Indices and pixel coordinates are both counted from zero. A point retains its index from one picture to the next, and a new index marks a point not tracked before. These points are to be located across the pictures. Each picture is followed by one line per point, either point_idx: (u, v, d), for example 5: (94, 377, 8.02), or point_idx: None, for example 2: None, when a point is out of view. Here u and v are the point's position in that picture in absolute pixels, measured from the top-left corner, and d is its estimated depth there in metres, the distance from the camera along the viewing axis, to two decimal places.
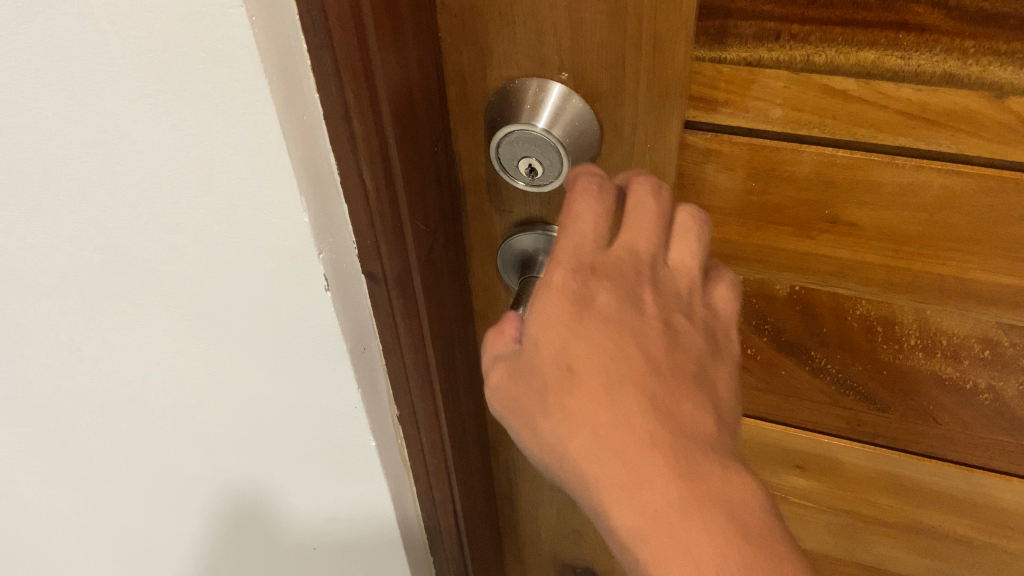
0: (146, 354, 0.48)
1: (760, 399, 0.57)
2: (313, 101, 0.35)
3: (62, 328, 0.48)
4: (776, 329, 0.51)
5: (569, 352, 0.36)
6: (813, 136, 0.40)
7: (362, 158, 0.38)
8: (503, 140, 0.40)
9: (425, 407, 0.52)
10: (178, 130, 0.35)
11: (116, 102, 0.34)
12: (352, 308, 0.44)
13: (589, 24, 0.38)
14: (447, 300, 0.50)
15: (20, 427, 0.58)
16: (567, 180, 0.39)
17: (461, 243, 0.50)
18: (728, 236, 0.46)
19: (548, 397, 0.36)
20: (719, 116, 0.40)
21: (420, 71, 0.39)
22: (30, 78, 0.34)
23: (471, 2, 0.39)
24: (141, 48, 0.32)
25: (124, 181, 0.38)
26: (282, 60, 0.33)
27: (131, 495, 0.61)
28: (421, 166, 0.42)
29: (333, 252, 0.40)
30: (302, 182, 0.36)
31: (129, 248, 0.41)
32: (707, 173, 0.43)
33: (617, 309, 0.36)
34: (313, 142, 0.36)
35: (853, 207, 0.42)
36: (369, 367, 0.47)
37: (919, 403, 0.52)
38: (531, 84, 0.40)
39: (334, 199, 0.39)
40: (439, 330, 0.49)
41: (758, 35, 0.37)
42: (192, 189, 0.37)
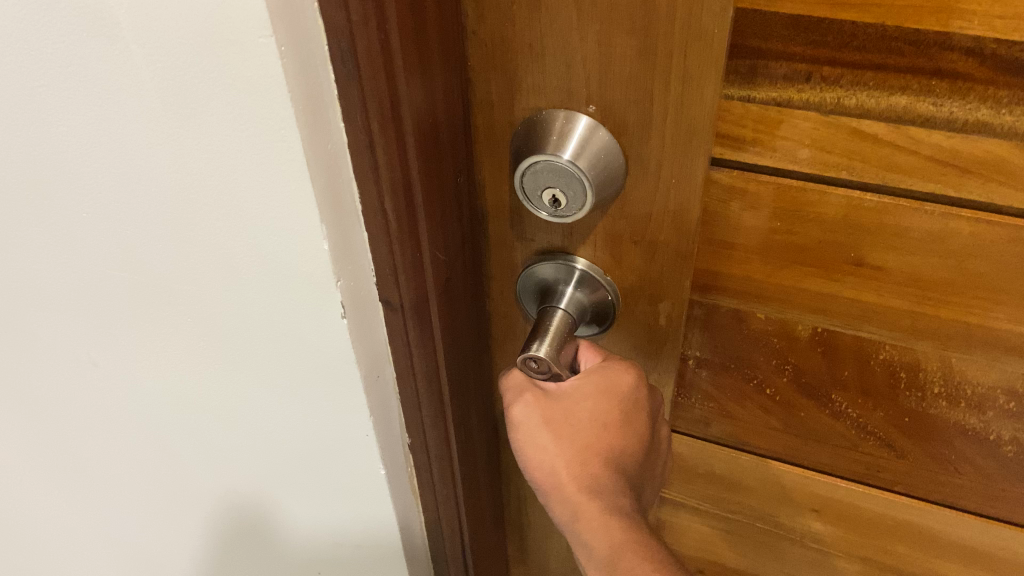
0: (159, 370, 0.48)
1: (777, 440, 0.56)
2: (337, 129, 0.36)
3: (78, 341, 0.48)
4: (797, 369, 0.50)
5: (604, 415, 0.48)
6: (841, 178, 0.39)
7: (384, 186, 0.38)
8: (527, 170, 0.41)
9: (436, 436, 0.52)
10: (202, 152, 0.35)
11: (142, 123, 0.35)
12: (368, 335, 0.44)
13: (619, 59, 0.38)
14: (463, 328, 0.50)
15: (30, 436, 0.58)
16: (603, 305, 0.48)
17: (478, 270, 0.50)
18: (750, 274, 0.46)
19: (569, 428, 0.48)
20: (747, 154, 0.40)
21: (446, 102, 0.39)
22: (58, 94, 0.35)
23: (503, 32, 0.39)
24: (168, 71, 0.32)
25: (146, 201, 0.38)
26: (308, 89, 0.33)
27: (138, 511, 0.61)
28: (443, 196, 0.42)
29: (351, 281, 0.40)
30: (323, 210, 0.36)
31: (146, 265, 0.41)
32: (731, 211, 0.43)
33: (639, 400, 0.49)
34: (337, 169, 0.36)
35: (880, 252, 0.41)
36: (382, 395, 0.47)
37: (941, 453, 0.51)
38: (558, 115, 0.40)
39: (354, 227, 0.39)
40: (455, 357, 0.49)
41: (789, 75, 0.37)
42: (212, 210, 0.37)
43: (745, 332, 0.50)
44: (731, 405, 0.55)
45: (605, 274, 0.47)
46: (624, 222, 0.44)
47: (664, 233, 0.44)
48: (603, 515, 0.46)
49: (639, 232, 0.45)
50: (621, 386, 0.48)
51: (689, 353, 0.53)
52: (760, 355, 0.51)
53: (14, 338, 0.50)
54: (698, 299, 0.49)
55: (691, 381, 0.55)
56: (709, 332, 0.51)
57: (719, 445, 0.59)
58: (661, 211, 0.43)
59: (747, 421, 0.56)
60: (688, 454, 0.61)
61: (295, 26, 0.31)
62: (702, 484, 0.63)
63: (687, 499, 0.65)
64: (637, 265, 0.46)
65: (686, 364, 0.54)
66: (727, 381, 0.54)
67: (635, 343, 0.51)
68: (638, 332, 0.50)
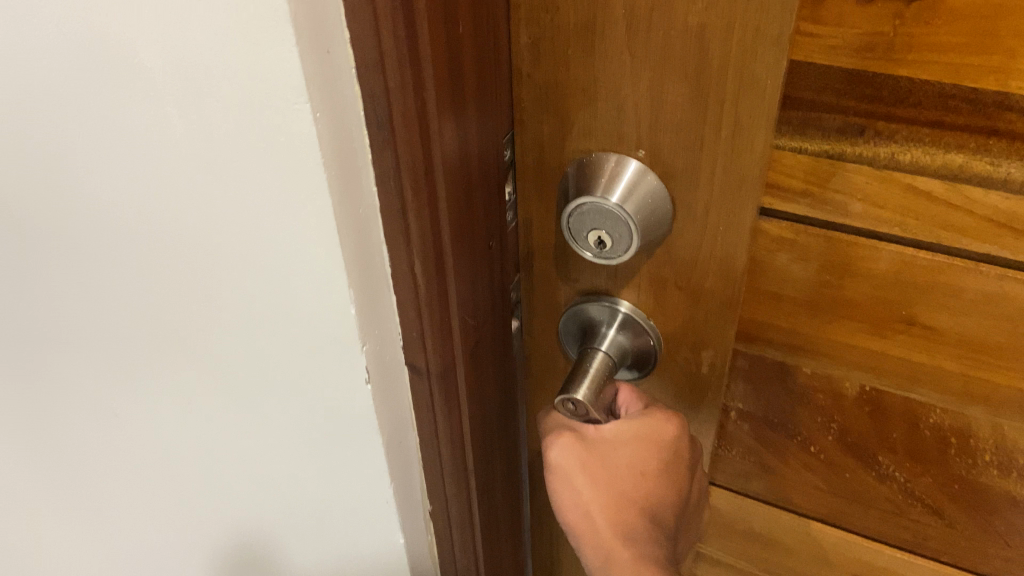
0: (190, 402, 0.49)
1: (821, 500, 0.54)
2: (368, 191, 0.36)
3: (115, 371, 0.49)
4: (842, 428, 0.49)
5: (643, 463, 0.48)
6: (893, 234, 0.39)
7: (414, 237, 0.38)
8: (574, 211, 0.41)
9: (452, 479, 0.51)
10: (240, 194, 0.36)
11: (180, 163, 0.35)
12: (392, 394, 0.45)
13: (670, 106, 0.38)
14: (489, 373, 0.49)
15: (66, 461, 0.59)
16: (643, 350, 0.49)
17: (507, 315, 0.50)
18: (797, 328, 0.45)
19: (607, 475, 0.48)
20: (797, 205, 0.40)
21: (480, 149, 0.40)
22: (105, 130, 0.36)
23: (556, 76, 0.39)
24: (208, 112, 0.33)
25: (182, 239, 0.39)
26: (344, 154, 0.34)
27: (166, 539, 0.62)
28: (474, 256, 0.42)
29: (377, 342, 0.41)
30: (352, 277, 0.37)
31: (182, 300, 0.42)
32: (779, 261, 0.42)
33: (680, 448, 0.49)
34: (367, 232, 0.37)
35: (932, 311, 0.40)
36: (403, 454, 0.48)
37: (990, 523, 0.49)
38: (609, 158, 0.41)
39: (383, 297, 0.41)
40: (477, 404, 0.49)
41: (842, 129, 0.36)
42: (247, 251, 0.38)
43: (790, 386, 0.49)
44: (773, 461, 0.54)
45: (648, 317, 0.47)
46: (669, 265, 0.44)
47: (709, 279, 0.44)
48: (636, 564, 0.48)
49: (684, 277, 0.45)
50: (663, 439, 0.48)
51: (731, 405, 0.52)
52: (804, 412, 0.50)
53: (55, 366, 0.51)
54: (742, 349, 0.48)
55: (732, 434, 0.54)
56: (751, 383, 0.50)
57: (759, 501, 0.57)
58: (707, 257, 0.43)
59: (788, 478, 0.54)
60: (725, 507, 0.59)
61: (331, 90, 0.32)
62: (740, 541, 0.61)
63: (723, 555, 0.63)
64: (680, 310, 0.46)
65: (728, 416, 0.53)
66: (768, 435, 0.52)
67: (676, 389, 0.51)
68: (680, 379, 0.50)
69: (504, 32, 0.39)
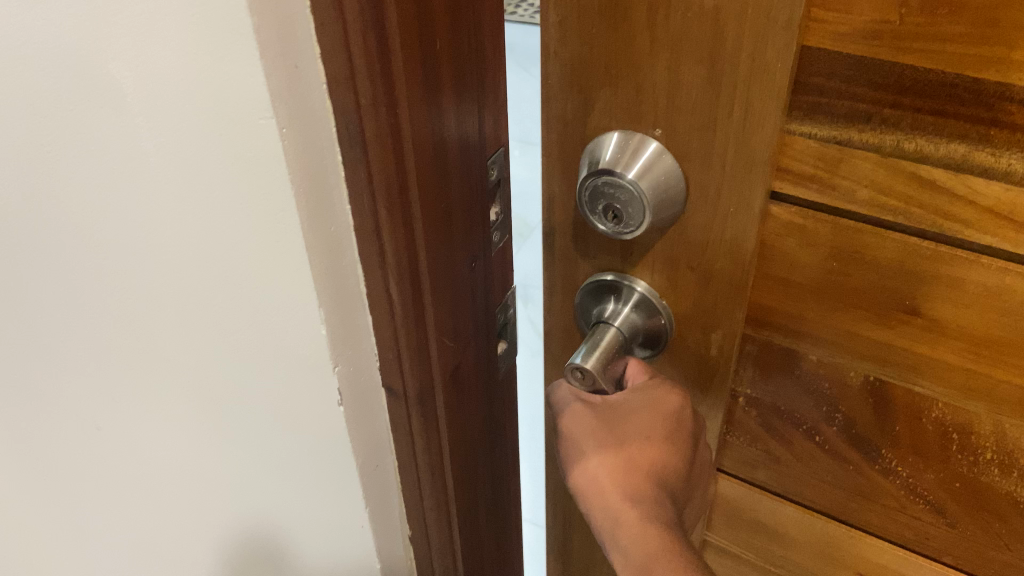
0: (185, 373, 0.50)
1: (825, 492, 0.55)
2: (342, 212, 0.39)
3: (121, 336, 0.51)
4: (847, 419, 0.50)
5: (649, 430, 0.50)
6: (897, 222, 0.40)
7: (382, 217, 0.39)
8: (591, 185, 0.43)
9: (429, 477, 0.52)
10: (230, 175, 0.37)
11: (185, 133, 0.36)
12: (367, 410, 0.47)
13: (686, 86, 0.40)
14: (468, 376, 0.51)
15: (80, 420, 0.61)
16: (657, 331, 0.50)
17: (490, 333, 0.52)
18: (804, 314, 0.46)
19: (616, 441, 0.50)
20: (806, 190, 0.41)
21: (459, 149, 0.42)
22: (115, 98, 0.37)
23: (581, 55, 0.42)
24: (209, 83, 0.34)
25: (185, 210, 0.40)
26: (314, 176, 0.37)
27: (164, 507, 0.63)
28: (449, 271, 0.44)
29: (348, 357, 0.44)
30: (322, 290, 0.40)
31: (180, 270, 0.43)
32: (787, 247, 0.44)
33: (684, 419, 0.50)
34: (340, 250, 0.40)
35: (935, 302, 0.41)
36: (379, 465, 0.50)
37: (991, 525, 0.49)
38: (627, 137, 0.43)
39: (359, 314, 0.43)
40: (454, 408, 0.50)
41: (849, 115, 0.37)
42: (230, 242, 0.40)
43: (796, 374, 0.50)
44: (779, 450, 0.55)
45: (661, 298, 0.49)
46: (681, 246, 0.46)
47: (719, 261, 0.46)
48: (642, 523, 0.48)
49: (695, 258, 0.46)
50: (668, 406, 0.49)
51: (739, 390, 0.53)
52: (810, 401, 0.51)
53: (68, 327, 0.53)
54: (751, 334, 0.50)
55: (740, 420, 0.55)
56: (760, 370, 0.51)
57: (765, 491, 0.58)
58: (717, 239, 0.45)
59: (794, 469, 0.55)
60: (732, 496, 0.60)
61: (301, 111, 0.35)
62: (746, 532, 0.62)
63: (729, 546, 0.64)
64: (691, 292, 0.48)
65: (736, 401, 0.54)
66: (775, 423, 0.53)
67: (686, 373, 0.52)
68: (689, 362, 0.51)
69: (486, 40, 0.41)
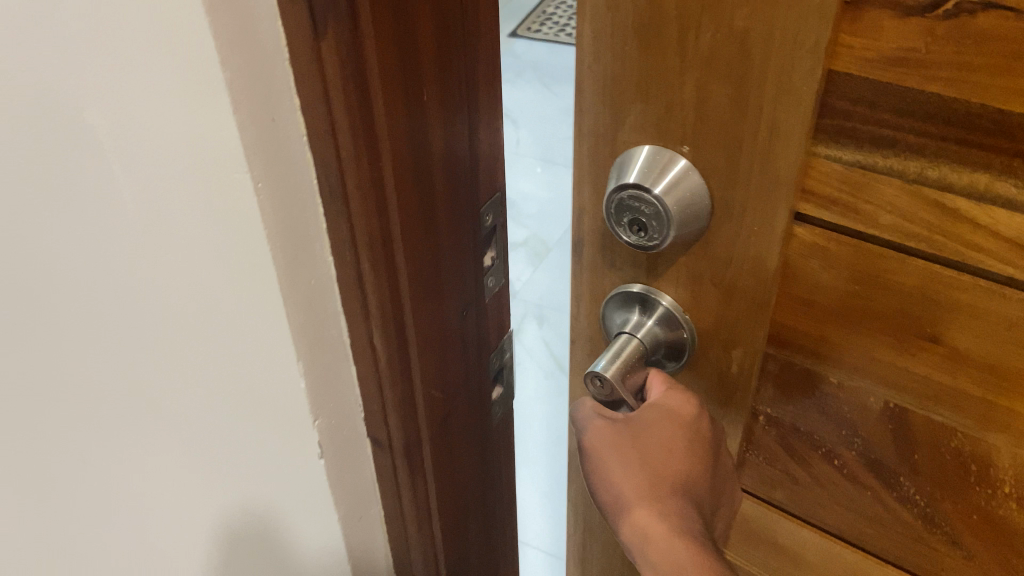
0: (180, 382, 0.50)
1: (842, 516, 0.55)
2: (322, 256, 0.42)
3: (115, 344, 0.51)
4: (866, 444, 0.50)
5: (671, 441, 0.50)
6: (920, 249, 0.40)
7: (359, 247, 0.41)
8: (618, 198, 0.44)
9: (412, 498, 0.54)
10: (215, 201, 0.38)
11: (180, 152, 0.37)
12: (345, 438, 0.49)
13: (714, 104, 0.40)
14: (459, 404, 0.53)
15: (67, 430, 0.61)
16: (682, 344, 0.51)
17: (484, 377, 0.56)
18: (826, 335, 0.46)
19: (640, 454, 0.50)
20: (830, 212, 0.41)
21: (443, 166, 0.43)
22: (113, 111, 0.38)
23: (613, 70, 0.43)
24: (203, 107, 0.35)
25: (178, 223, 0.41)
26: (292, 223, 0.39)
27: (155, 516, 0.63)
28: (428, 296, 0.46)
29: (324, 390, 0.46)
30: (297, 330, 0.42)
31: (176, 279, 0.44)
32: (811, 268, 0.44)
33: (701, 428, 0.51)
34: (318, 291, 0.42)
35: (956, 330, 0.41)
36: (359, 487, 0.52)
37: (1009, 558, 0.49)
38: (656, 153, 0.43)
39: (340, 354, 0.46)
40: (440, 435, 0.52)
41: (874, 140, 0.38)
42: (216, 265, 0.41)
43: (817, 395, 0.50)
44: (797, 471, 0.55)
45: (685, 313, 0.50)
46: (706, 262, 0.47)
47: (743, 279, 0.46)
48: (674, 534, 0.49)
49: (718, 275, 0.47)
50: (684, 415, 0.50)
51: (760, 408, 0.53)
52: (830, 424, 0.51)
53: (61, 333, 0.53)
54: (773, 353, 0.50)
55: (760, 438, 0.55)
56: (781, 390, 0.51)
57: (783, 512, 0.58)
58: (741, 257, 0.45)
59: (811, 491, 0.55)
60: (749, 515, 0.60)
61: (279, 166, 0.37)
62: (763, 552, 0.62)
63: (745, 565, 0.64)
64: (714, 307, 0.48)
65: (757, 420, 0.54)
66: (794, 443, 0.53)
67: (707, 388, 0.53)
68: (711, 377, 0.52)
69: (481, 88, 0.44)
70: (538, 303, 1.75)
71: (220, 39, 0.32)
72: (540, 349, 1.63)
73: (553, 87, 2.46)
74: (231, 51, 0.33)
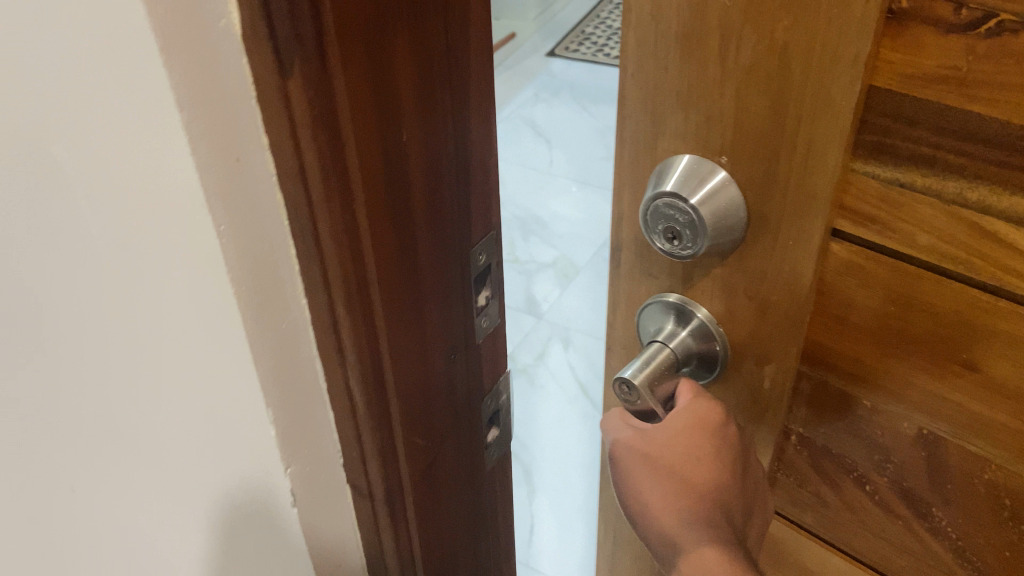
0: (134, 418, 0.46)
1: (872, 544, 0.54)
2: (294, 295, 0.38)
3: (70, 376, 0.46)
4: (897, 471, 0.49)
5: (695, 449, 0.49)
6: (957, 272, 0.39)
7: (335, 295, 0.38)
8: (655, 205, 0.44)
9: (393, 546, 0.50)
10: (164, 231, 0.35)
11: (127, 174, 0.33)
12: (319, 488, 0.45)
13: (752, 115, 0.40)
14: (447, 441, 0.50)
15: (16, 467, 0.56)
16: (714, 357, 0.51)
17: (474, 418, 0.53)
18: (860, 356, 0.46)
19: (667, 465, 0.50)
20: (866, 231, 0.41)
21: (426, 192, 0.40)
22: (57, 122, 0.34)
23: (656, 78, 0.43)
24: (149, 130, 0.31)
25: (125, 251, 0.37)
26: (260, 261, 0.36)
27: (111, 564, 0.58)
28: (409, 332, 0.43)
29: (295, 439, 0.42)
30: (265, 377, 0.39)
31: (127, 307, 0.39)
32: (846, 287, 0.44)
33: (728, 435, 0.50)
34: (288, 333, 0.39)
35: (992, 358, 0.40)
36: (330, 541, 0.48)
37: None
38: (694, 162, 0.43)
39: (315, 399, 0.42)
40: (423, 479, 0.49)
41: (913, 159, 0.38)
42: (169, 302, 0.37)
43: (850, 417, 0.49)
44: (828, 494, 0.54)
45: (719, 326, 0.50)
46: (741, 275, 0.46)
47: (777, 294, 0.46)
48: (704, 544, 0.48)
49: (753, 288, 0.46)
50: (711, 419, 0.49)
51: (792, 427, 0.53)
52: (861, 448, 0.50)
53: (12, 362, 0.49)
54: (806, 371, 0.49)
55: (791, 458, 0.54)
56: (813, 409, 0.51)
57: (812, 536, 0.57)
58: (776, 271, 0.45)
59: (841, 516, 0.54)
60: (779, 537, 0.59)
61: (241, 199, 0.34)
62: None
63: None
64: (748, 321, 0.48)
65: (789, 439, 0.53)
66: (826, 466, 0.52)
67: (738, 402, 0.52)
68: (743, 392, 0.51)
69: (472, 117, 0.42)
70: (565, 327, 1.71)
71: (173, 68, 0.29)
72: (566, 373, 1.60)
73: (588, 106, 2.48)
74: (192, 88, 0.30)
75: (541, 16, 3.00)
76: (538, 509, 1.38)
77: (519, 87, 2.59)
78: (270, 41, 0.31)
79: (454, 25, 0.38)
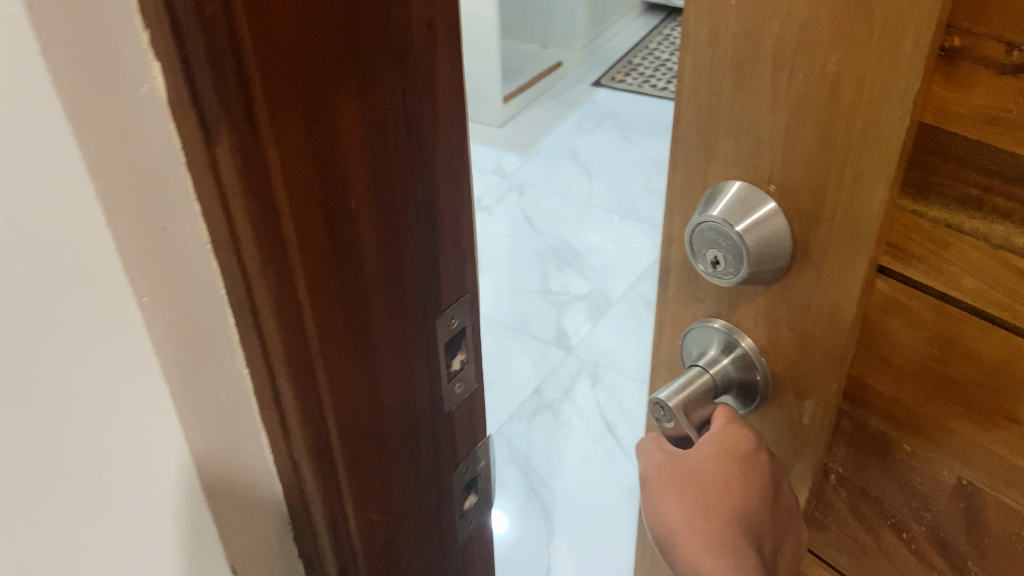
0: None
1: None
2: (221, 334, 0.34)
3: None
4: (935, 521, 0.47)
5: (724, 474, 0.49)
6: (1002, 318, 0.38)
7: (269, 347, 0.34)
8: (703, 229, 0.45)
9: None
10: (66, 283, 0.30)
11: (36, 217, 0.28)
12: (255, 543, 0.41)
13: (801, 145, 0.41)
14: (417, 489, 0.46)
15: None
16: (754, 387, 0.50)
17: (442, 470, 0.48)
18: (902, 398, 0.45)
19: (694, 489, 0.50)
20: (911, 269, 0.40)
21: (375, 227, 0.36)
22: None
23: (709, 103, 0.44)
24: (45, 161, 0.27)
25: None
26: (173, 299, 0.32)
27: None
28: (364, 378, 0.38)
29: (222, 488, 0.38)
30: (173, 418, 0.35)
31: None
32: (889, 326, 0.43)
33: (758, 460, 0.49)
34: (210, 378, 0.35)
35: None
36: None
37: None
38: (744, 190, 0.44)
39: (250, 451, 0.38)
40: (386, 531, 0.45)
41: (961, 200, 0.37)
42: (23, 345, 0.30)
43: (888, 461, 0.48)
44: (863, 538, 0.52)
45: (760, 355, 0.49)
46: (784, 306, 0.46)
47: (820, 328, 0.45)
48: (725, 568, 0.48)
49: (796, 320, 0.46)
50: (740, 443, 0.48)
51: (831, 466, 0.52)
52: (899, 494, 0.48)
53: None
54: (847, 410, 0.48)
55: (828, 498, 0.53)
56: (854, 450, 0.49)
57: None
58: (819, 305, 0.44)
59: (876, 563, 0.52)
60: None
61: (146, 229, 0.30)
62: None
63: None
64: (789, 353, 0.48)
65: (827, 478, 0.52)
66: (864, 509, 0.51)
67: (776, 435, 0.52)
68: (782, 425, 0.51)
69: (441, 185, 0.39)
70: (593, 362, 1.69)
71: (72, 112, 0.27)
72: (591, 410, 1.58)
73: (630, 137, 2.49)
74: (92, 133, 0.27)
75: (586, 48, 3.03)
76: (555, 550, 1.34)
77: (569, 118, 2.61)
78: (191, 98, 0.27)
79: (417, 86, 0.35)
